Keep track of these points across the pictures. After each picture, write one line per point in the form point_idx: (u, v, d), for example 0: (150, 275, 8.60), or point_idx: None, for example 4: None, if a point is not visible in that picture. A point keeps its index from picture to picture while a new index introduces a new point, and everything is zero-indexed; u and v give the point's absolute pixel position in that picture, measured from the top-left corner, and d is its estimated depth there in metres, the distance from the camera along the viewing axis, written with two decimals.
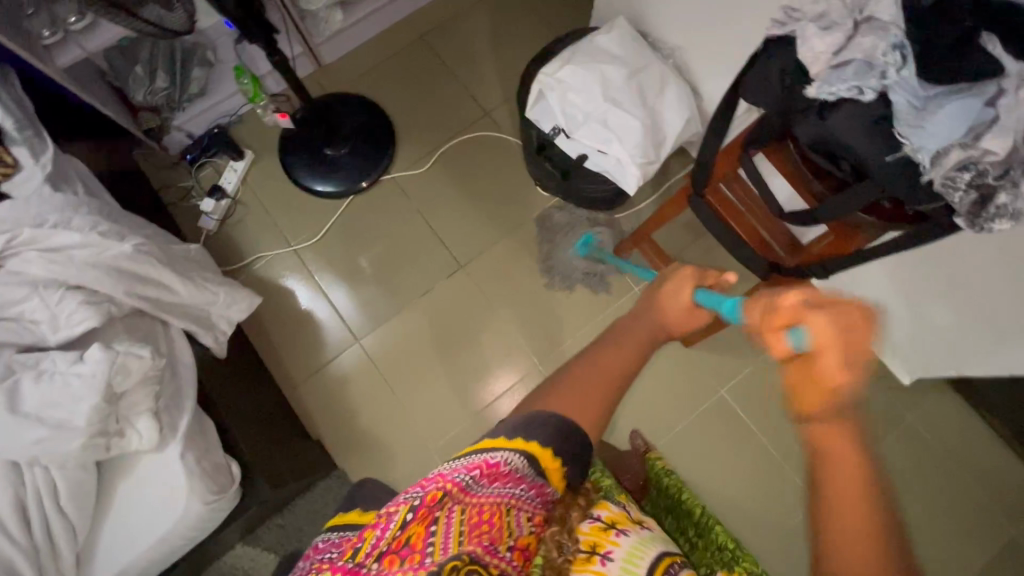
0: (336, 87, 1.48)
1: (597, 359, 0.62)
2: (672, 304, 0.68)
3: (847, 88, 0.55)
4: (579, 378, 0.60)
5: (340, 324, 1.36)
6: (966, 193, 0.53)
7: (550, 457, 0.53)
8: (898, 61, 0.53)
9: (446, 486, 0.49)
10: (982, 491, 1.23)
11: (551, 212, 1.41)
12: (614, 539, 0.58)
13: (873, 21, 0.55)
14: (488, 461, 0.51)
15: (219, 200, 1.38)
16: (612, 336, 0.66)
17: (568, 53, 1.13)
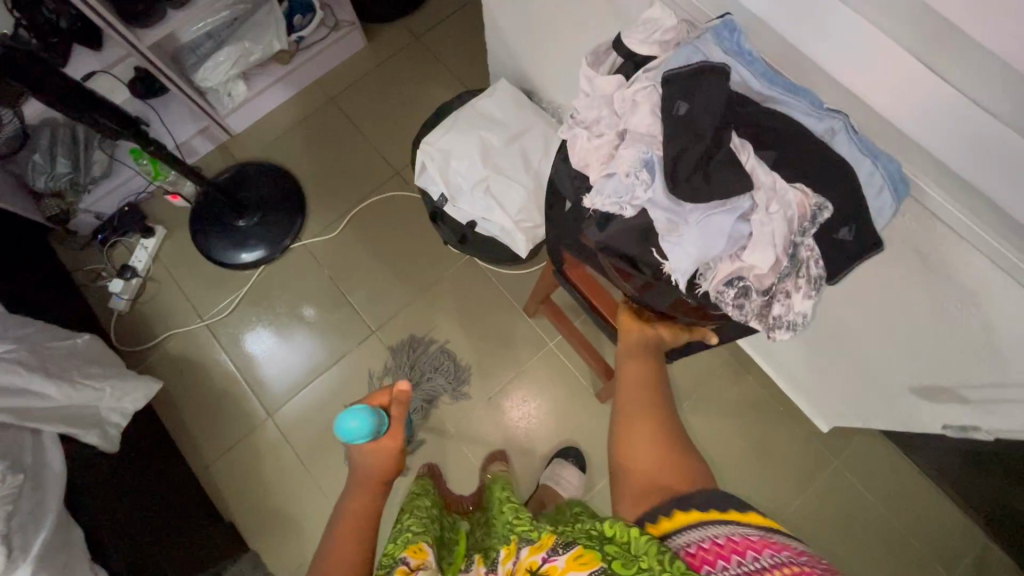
0: (246, 156, 1.49)
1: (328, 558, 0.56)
2: (367, 451, 0.67)
3: (609, 205, 0.57)
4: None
5: (254, 398, 1.34)
6: (742, 301, 0.56)
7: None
8: (647, 180, 0.54)
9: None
10: (916, 535, 1.19)
11: (463, 270, 1.39)
12: None
13: (633, 132, 0.55)
14: None
15: (130, 280, 1.37)
16: (333, 520, 0.60)
17: (449, 120, 1.12)
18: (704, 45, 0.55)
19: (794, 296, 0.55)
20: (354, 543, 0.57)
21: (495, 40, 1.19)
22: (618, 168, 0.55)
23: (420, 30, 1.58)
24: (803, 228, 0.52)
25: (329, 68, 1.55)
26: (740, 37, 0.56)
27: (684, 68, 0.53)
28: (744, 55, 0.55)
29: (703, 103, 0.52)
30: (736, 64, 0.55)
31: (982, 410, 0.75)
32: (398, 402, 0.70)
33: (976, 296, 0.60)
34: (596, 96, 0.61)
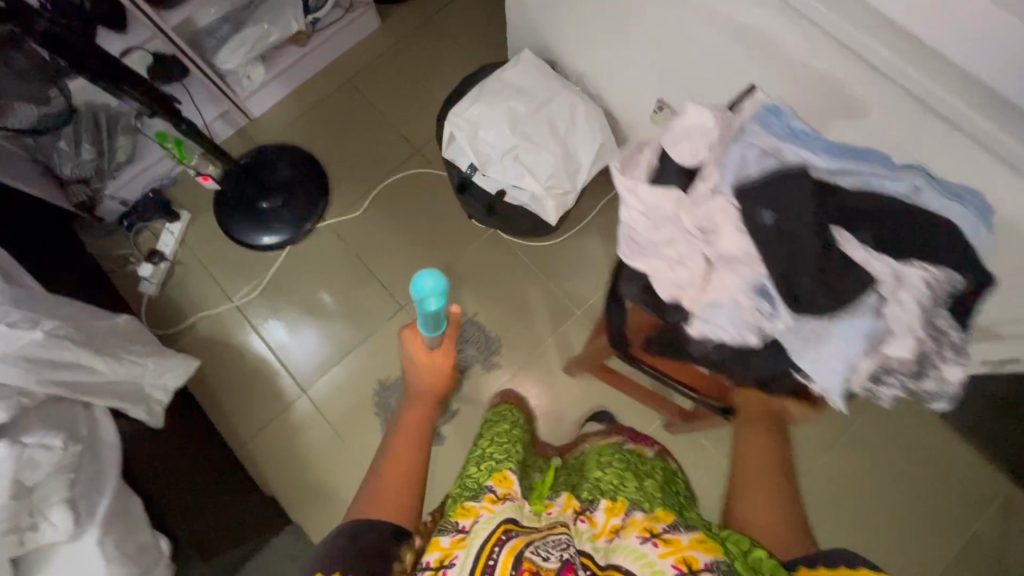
0: (267, 140, 1.50)
1: (395, 445, 0.70)
2: (422, 367, 0.83)
3: (732, 335, 0.60)
4: (384, 469, 0.67)
5: (288, 376, 1.36)
6: (893, 387, 0.55)
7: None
8: (770, 310, 0.55)
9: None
10: (945, 483, 1.22)
11: (488, 243, 1.41)
12: (461, 547, 0.53)
13: (726, 258, 0.56)
14: None
15: (157, 264, 1.38)
16: (396, 424, 0.75)
17: (474, 92, 1.14)
18: (755, 135, 0.56)
19: (946, 366, 0.53)
20: (411, 449, 0.70)
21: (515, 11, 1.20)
22: (729, 300, 0.57)
23: (432, 9, 1.59)
24: (936, 304, 0.52)
25: (344, 50, 1.56)
26: (788, 119, 0.57)
27: (759, 179, 0.53)
28: (798, 134, 0.57)
29: (788, 208, 0.52)
30: (800, 151, 0.55)
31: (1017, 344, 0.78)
32: (452, 327, 0.84)
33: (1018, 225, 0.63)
34: (657, 217, 0.59)
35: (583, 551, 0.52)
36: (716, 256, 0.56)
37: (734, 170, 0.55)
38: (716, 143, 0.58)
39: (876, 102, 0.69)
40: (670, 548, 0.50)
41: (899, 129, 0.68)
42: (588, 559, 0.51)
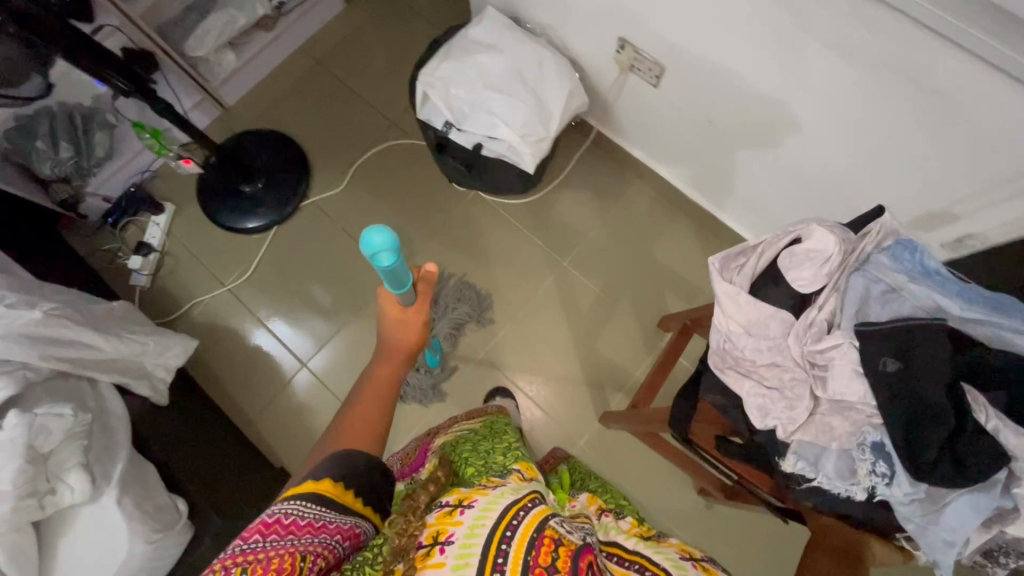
0: (244, 127, 1.52)
1: (361, 398, 0.68)
2: (392, 323, 0.77)
3: (836, 484, 0.69)
4: (350, 417, 0.66)
5: (287, 351, 1.38)
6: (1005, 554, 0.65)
7: (339, 489, 0.57)
8: (886, 473, 0.65)
9: (228, 562, 0.49)
10: None
11: (471, 205, 1.45)
12: (455, 520, 0.54)
13: (841, 398, 0.69)
14: (285, 516, 0.53)
15: (147, 256, 1.40)
16: (365, 376, 0.72)
17: (443, 51, 1.17)
18: (883, 272, 0.70)
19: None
20: (380, 395, 0.69)
21: None
22: (836, 445, 0.69)
23: None
24: None
25: (311, 33, 1.58)
26: (922, 257, 0.70)
27: (890, 324, 0.66)
28: (930, 273, 0.69)
29: (916, 361, 0.64)
30: (927, 291, 0.67)
31: (970, 222, 0.84)
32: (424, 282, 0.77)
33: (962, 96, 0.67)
34: (760, 335, 0.73)
35: (611, 540, 0.62)
36: (827, 396, 0.70)
37: (855, 313, 0.69)
38: (833, 269, 0.72)
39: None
40: (705, 571, 0.57)
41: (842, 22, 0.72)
42: (613, 546, 0.59)
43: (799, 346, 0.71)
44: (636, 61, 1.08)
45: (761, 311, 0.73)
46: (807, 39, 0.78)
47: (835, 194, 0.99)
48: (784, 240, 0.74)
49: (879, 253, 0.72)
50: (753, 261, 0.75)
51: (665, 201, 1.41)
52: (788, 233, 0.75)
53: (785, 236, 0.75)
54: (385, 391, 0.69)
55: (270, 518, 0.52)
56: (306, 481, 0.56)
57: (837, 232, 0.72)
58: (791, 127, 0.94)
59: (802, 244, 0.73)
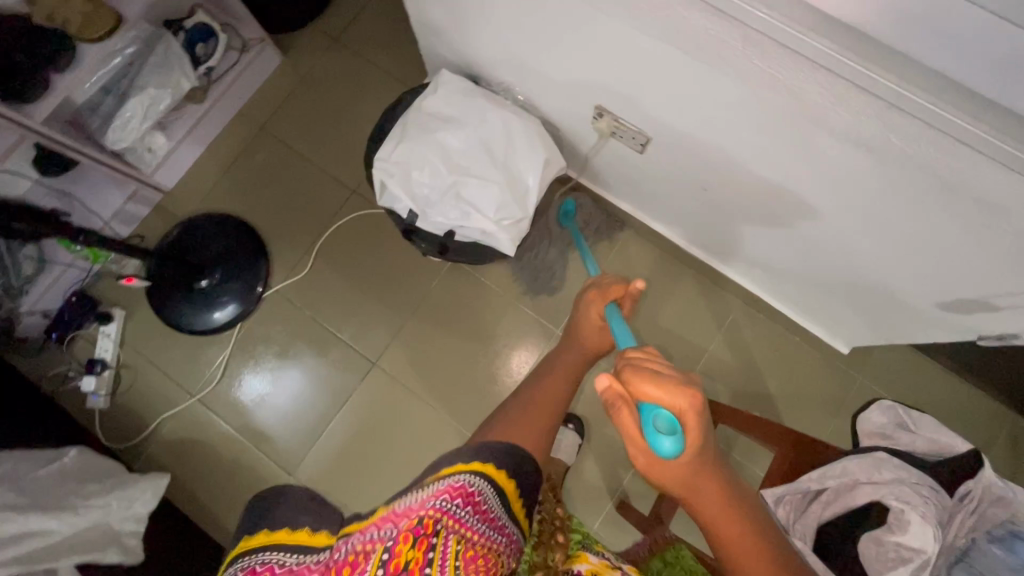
0: (190, 212, 1.38)
1: (536, 389, 0.72)
2: (589, 328, 0.80)
3: None
4: (522, 407, 0.68)
5: (269, 459, 1.28)
6: None
7: (503, 477, 0.56)
8: None
9: (426, 514, 0.50)
10: (961, 430, 1.18)
11: (450, 276, 1.33)
12: None
13: None
14: (455, 486, 0.52)
15: (101, 374, 1.27)
16: (552, 365, 0.77)
17: (398, 129, 1.04)
18: None
19: None
20: (557, 395, 0.72)
21: (425, 29, 1.10)
22: None
23: (336, 31, 1.45)
24: None
25: (250, 95, 1.43)
26: None
27: None
28: None
29: None
30: None
31: (1013, 317, 0.73)
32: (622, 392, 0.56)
33: (1007, 208, 0.57)
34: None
35: None
36: None
37: None
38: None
39: (833, 97, 0.59)
40: None
41: (865, 124, 0.59)
42: None
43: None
44: (617, 128, 0.96)
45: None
46: (822, 132, 0.65)
47: (851, 269, 0.89)
48: (861, 500, 0.64)
49: (986, 539, 0.61)
50: (815, 508, 0.69)
51: (658, 252, 1.30)
52: (869, 488, 0.64)
53: (858, 490, 0.65)
54: (555, 401, 0.71)
55: (452, 484, 0.52)
56: (481, 460, 0.55)
57: (932, 510, 0.61)
58: (798, 206, 0.83)
59: (893, 534, 0.60)
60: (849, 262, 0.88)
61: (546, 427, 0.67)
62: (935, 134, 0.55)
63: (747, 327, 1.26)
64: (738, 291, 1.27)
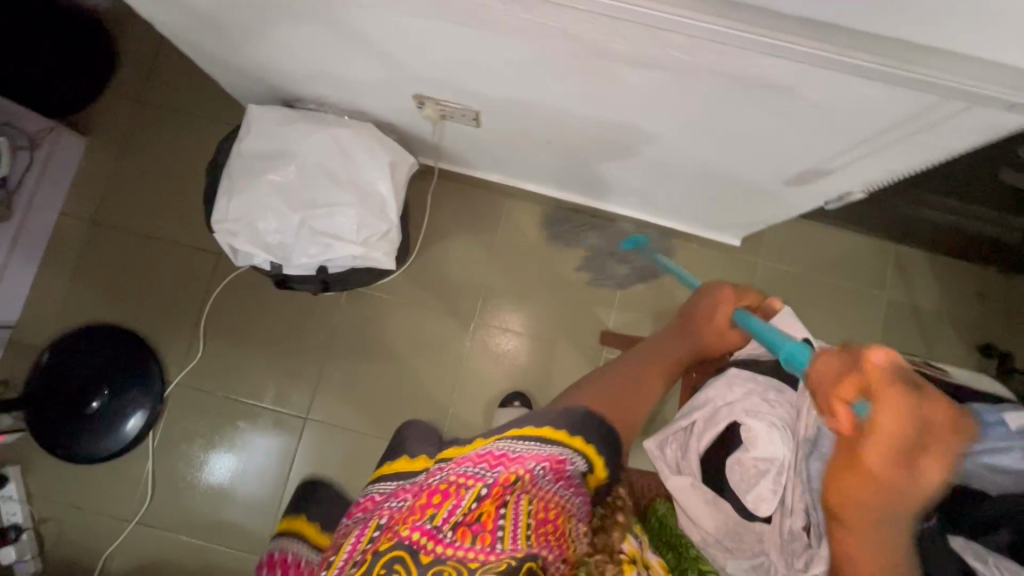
0: (49, 336, 1.25)
1: (618, 372, 0.76)
2: (716, 325, 0.84)
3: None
4: (606, 386, 0.71)
5: (235, 550, 1.22)
6: None
7: (582, 441, 0.58)
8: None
9: (522, 474, 0.53)
10: (857, 277, 1.27)
11: (350, 305, 1.28)
12: None
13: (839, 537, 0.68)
14: (555, 456, 0.56)
15: (20, 538, 1.16)
16: (654, 355, 0.82)
17: (225, 183, 0.95)
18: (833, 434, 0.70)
19: None
20: (649, 381, 0.76)
21: (217, 67, 1.01)
22: None
23: (136, 92, 1.31)
24: None
25: (67, 189, 1.28)
26: None
27: None
28: None
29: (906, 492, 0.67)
30: None
31: (846, 176, 0.77)
32: (856, 384, 0.50)
33: (794, 88, 0.58)
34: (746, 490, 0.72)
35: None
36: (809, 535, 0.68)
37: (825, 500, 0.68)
38: (788, 472, 0.71)
39: (604, 32, 0.58)
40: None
41: (645, 48, 0.58)
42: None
43: (784, 566, 0.68)
44: (445, 111, 0.92)
45: (726, 519, 0.74)
46: (615, 64, 0.64)
47: (706, 174, 0.90)
48: (722, 424, 0.75)
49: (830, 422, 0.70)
50: (693, 443, 0.77)
51: (543, 209, 1.30)
52: (726, 409, 0.75)
53: (719, 415, 0.76)
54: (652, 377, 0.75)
55: (557, 454, 0.56)
56: (542, 425, 0.58)
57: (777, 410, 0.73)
58: (632, 133, 0.83)
59: (749, 451, 0.72)
60: (699, 170, 0.90)
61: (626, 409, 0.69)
62: (705, 43, 0.55)
63: (648, 251, 1.28)
64: (627, 220, 1.28)
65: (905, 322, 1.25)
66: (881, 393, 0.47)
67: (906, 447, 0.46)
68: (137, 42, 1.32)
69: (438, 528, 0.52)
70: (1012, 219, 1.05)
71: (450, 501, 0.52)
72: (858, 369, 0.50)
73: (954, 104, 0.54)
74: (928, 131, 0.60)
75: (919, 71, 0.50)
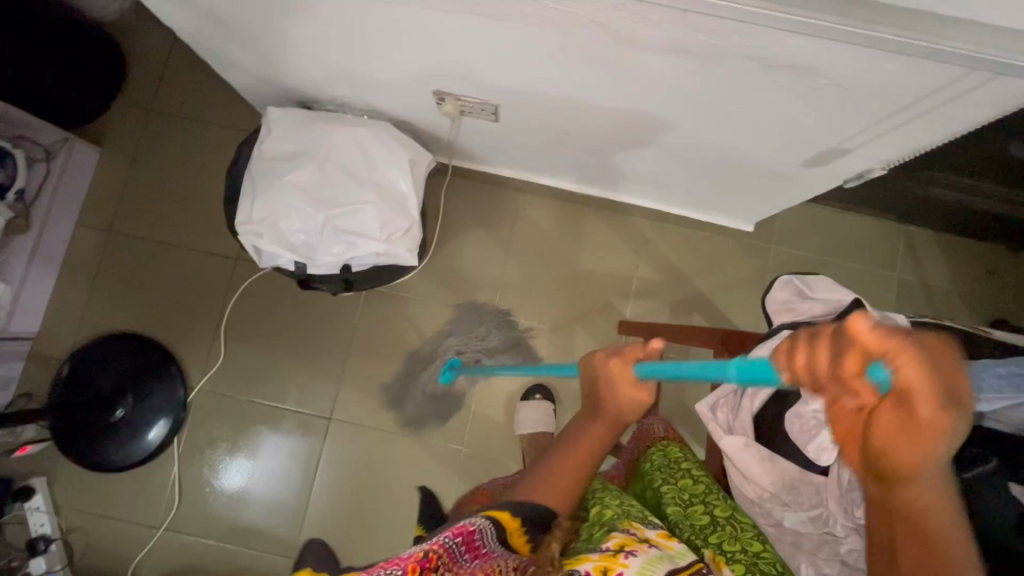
0: (70, 347, 1.25)
1: (557, 450, 0.64)
2: (618, 392, 0.61)
3: None
4: (547, 464, 0.62)
5: (263, 551, 1.22)
6: None
7: (514, 520, 0.54)
8: None
9: (436, 549, 0.49)
10: (869, 258, 1.29)
11: (369, 304, 1.29)
12: (623, 561, 0.54)
13: None
14: (464, 528, 0.52)
15: (49, 550, 1.16)
16: (571, 432, 0.65)
17: (249, 186, 0.97)
18: None
19: None
20: (586, 459, 0.63)
21: (236, 72, 1.02)
22: None
23: (147, 101, 1.32)
24: None
25: (82, 200, 1.29)
26: None
27: None
28: None
29: None
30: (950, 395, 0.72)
31: (865, 153, 0.78)
32: (860, 355, 0.38)
33: (820, 68, 0.60)
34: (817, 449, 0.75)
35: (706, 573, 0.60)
36: None
37: None
38: None
39: (632, 20, 0.59)
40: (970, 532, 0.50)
41: (670, 33, 0.60)
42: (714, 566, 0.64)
43: (843, 515, 0.73)
44: (464, 107, 0.94)
45: (783, 475, 0.77)
46: (639, 52, 0.65)
47: (724, 159, 0.92)
48: None
49: None
50: (747, 404, 0.81)
51: (557, 203, 1.31)
52: None
53: None
54: (587, 462, 0.62)
55: (467, 526, 0.52)
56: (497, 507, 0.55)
57: None
58: (652, 121, 0.84)
59: (809, 404, 0.76)
60: (717, 156, 0.92)
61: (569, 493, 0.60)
62: (733, 27, 0.56)
63: (662, 240, 1.29)
64: (641, 210, 1.30)
65: (916, 300, 1.27)
66: (894, 352, 0.37)
67: (950, 389, 0.39)
68: (146, 52, 1.33)
69: None
70: (1021, 194, 1.07)
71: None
72: (844, 338, 0.38)
73: (979, 75, 0.55)
74: (950, 104, 0.62)
75: (943, 44, 0.52)
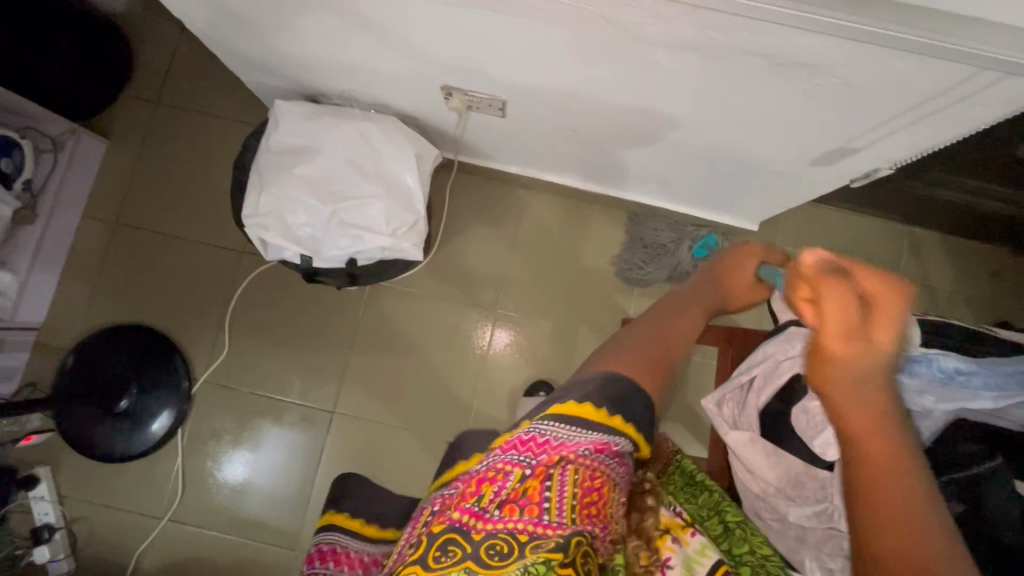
0: (75, 337, 1.26)
1: (656, 320, 0.70)
2: (742, 279, 0.79)
3: None
4: (633, 341, 0.66)
5: (265, 543, 1.23)
6: None
7: (612, 418, 0.57)
8: None
9: (566, 456, 0.56)
10: (873, 259, 1.29)
11: (373, 298, 1.30)
12: (670, 547, 0.73)
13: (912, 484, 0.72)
14: (597, 442, 0.57)
15: (53, 538, 1.17)
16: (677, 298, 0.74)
17: (255, 178, 0.97)
18: None
19: None
20: (680, 334, 0.68)
21: (244, 65, 1.02)
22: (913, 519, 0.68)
23: (154, 94, 1.32)
24: None
25: (88, 191, 1.29)
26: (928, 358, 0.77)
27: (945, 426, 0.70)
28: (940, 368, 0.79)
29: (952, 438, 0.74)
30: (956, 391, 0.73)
31: (872, 153, 0.78)
32: (802, 279, 0.52)
33: (829, 67, 0.60)
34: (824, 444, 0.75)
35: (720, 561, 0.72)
36: None
37: None
38: None
39: (642, 16, 0.60)
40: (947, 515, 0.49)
41: (679, 30, 0.60)
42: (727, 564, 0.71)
43: None
44: (471, 102, 0.94)
45: (788, 470, 0.77)
46: (649, 48, 0.65)
47: (730, 157, 0.92)
48: (785, 375, 0.79)
49: None
50: (753, 399, 0.81)
51: (562, 199, 1.31)
52: (789, 363, 0.79)
53: (781, 369, 0.80)
54: (679, 337, 0.68)
55: (600, 441, 0.57)
56: (582, 400, 0.58)
57: None
58: (659, 118, 0.85)
59: (817, 400, 0.76)
60: (723, 154, 0.92)
61: (666, 363, 0.65)
62: (743, 23, 0.57)
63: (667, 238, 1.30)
64: (646, 208, 1.30)
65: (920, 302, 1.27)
66: (816, 283, 0.49)
67: (846, 326, 0.47)
68: (153, 44, 1.33)
69: (484, 509, 0.56)
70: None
71: (494, 486, 0.56)
72: (799, 272, 0.53)
73: (989, 74, 0.55)
74: (958, 104, 0.62)
75: (953, 43, 0.52)
